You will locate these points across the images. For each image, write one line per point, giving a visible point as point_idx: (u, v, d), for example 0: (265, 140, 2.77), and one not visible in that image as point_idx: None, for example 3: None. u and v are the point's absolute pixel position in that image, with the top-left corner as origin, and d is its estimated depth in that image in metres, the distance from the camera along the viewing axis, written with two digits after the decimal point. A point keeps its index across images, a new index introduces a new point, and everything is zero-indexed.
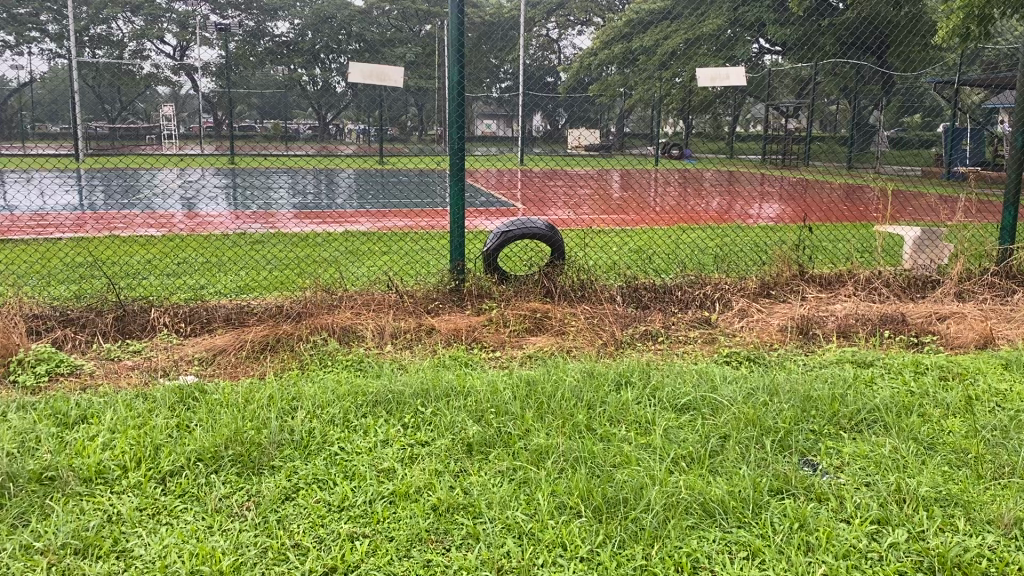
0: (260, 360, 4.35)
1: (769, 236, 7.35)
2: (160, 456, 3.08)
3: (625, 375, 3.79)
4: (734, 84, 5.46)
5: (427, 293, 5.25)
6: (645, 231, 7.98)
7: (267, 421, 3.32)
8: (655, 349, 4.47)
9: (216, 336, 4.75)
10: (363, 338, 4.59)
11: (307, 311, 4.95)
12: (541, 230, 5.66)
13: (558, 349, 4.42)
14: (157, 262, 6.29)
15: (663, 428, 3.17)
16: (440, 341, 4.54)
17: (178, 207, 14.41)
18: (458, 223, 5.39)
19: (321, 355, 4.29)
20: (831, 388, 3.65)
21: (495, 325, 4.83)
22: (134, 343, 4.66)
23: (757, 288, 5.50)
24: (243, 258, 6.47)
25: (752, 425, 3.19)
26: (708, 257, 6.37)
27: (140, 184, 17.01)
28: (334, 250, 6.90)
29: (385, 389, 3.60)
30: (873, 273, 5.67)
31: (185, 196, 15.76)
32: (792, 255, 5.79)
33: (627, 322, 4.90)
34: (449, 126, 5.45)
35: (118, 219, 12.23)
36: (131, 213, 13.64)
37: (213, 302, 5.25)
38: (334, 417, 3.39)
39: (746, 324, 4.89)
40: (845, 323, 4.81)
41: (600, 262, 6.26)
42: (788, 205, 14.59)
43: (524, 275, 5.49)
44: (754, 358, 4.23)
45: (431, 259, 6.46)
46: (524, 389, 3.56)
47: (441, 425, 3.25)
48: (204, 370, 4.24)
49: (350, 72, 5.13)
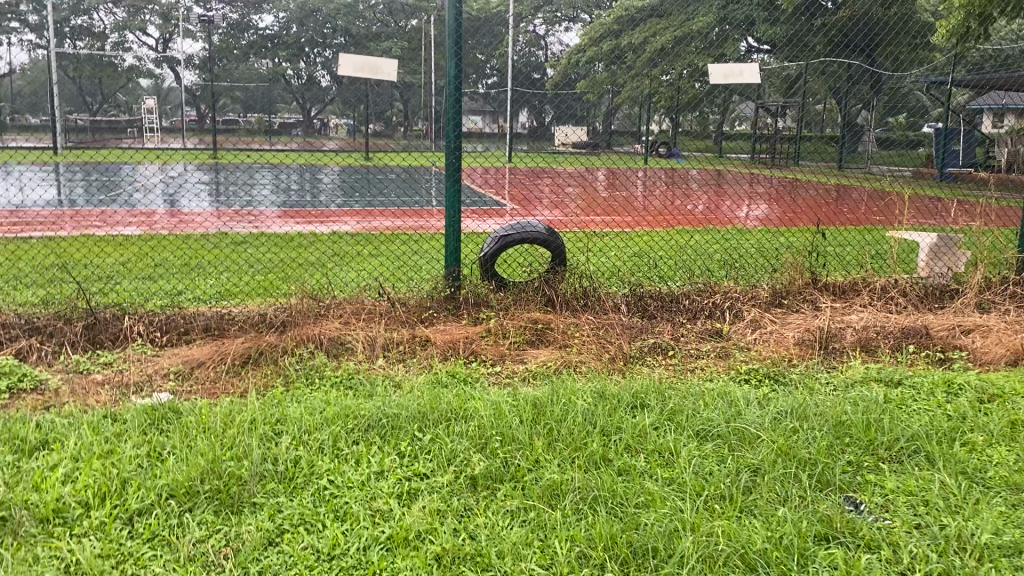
0: (242, 375, 4.01)
1: (776, 240, 7.08)
2: (126, 492, 2.75)
3: (641, 397, 3.49)
4: (748, 81, 5.17)
5: (420, 301, 4.92)
6: (643, 233, 7.69)
7: (248, 450, 2.99)
8: (667, 365, 4.18)
9: (195, 347, 4.42)
10: (353, 351, 4.28)
11: (292, 320, 4.62)
12: (541, 234, 5.34)
13: (563, 365, 4.11)
14: (132, 264, 5.92)
15: (689, 459, 2.89)
16: (436, 355, 4.24)
17: (160, 204, 14.06)
18: (454, 225, 5.07)
19: (307, 370, 3.96)
20: (864, 413, 3.38)
21: (495, 337, 4.52)
22: (105, 355, 4.33)
23: (769, 296, 5.22)
24: (224, 260, 6.12)
25: (787, 458, 2.91)
26: (715, 263, 6.09)
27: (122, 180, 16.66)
28: (320, 252, 6.56)
29: (379, 412, 3.27)
30: (889, 281, 5.40)
31: (167, 192, 15.42)
32: (805, 262, 5.51)
33: (635, 334, 4.61)
34: (446, 122, 5.09)
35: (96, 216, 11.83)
36: (112, 209, 13.27)
37: (192, 309, 4.90)
38: (322, 444, 3.07)
39: (761, 337, 4.61)
40: (865, 336, 4.54)
41: (601, 267, 5.97)
42: (778, 205, 14.33)
43: (523, 282, 5.18)
44: (776, 376, 3.95)
45: (423, 262, 6.14)
46: (534, 412, 3.27)
47: (444, 455, 2.95)
48: (180, 386, 3.92)
49: (340, 64, 4.80)
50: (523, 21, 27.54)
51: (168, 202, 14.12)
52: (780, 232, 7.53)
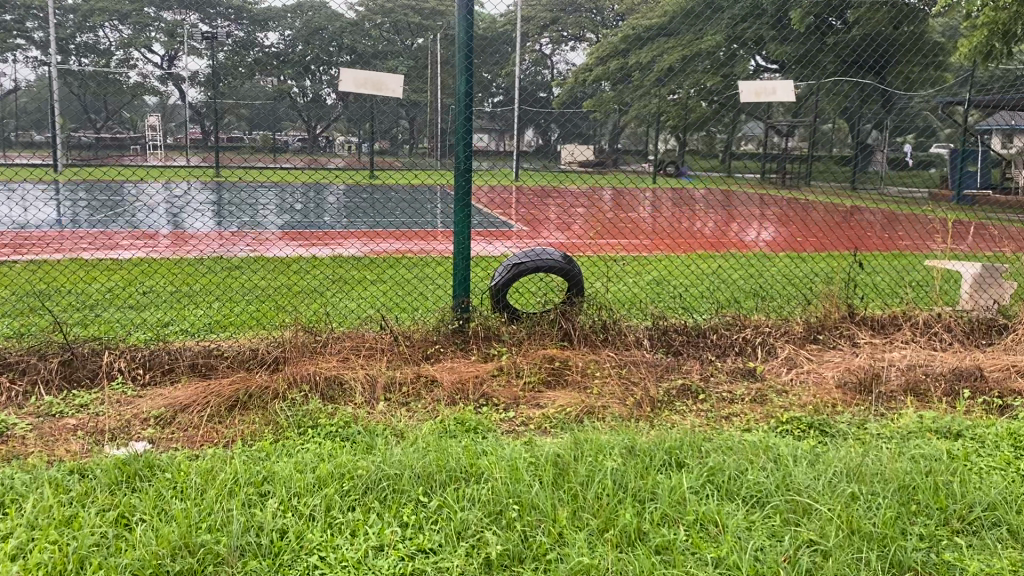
0: (228, 421, 3.63)
1: (800, 268, 6.71)
2: (83, 573, 2.36)
3: (675, 454, 3.11)
4: (781, 99, 4.82)
5: (424, 334, 4.54)
6: (659, 258, 7.33)
7: (228, 519, 2.61)
8: (699, 412, 3.79)
9: (178, 387, 4.05)
10: (352, 393, 3.89)
11: (285, 357, 4.24)
12: (557, 263, 4.95)
13: (583, 411, 3.71)
14: (118, 292, 5.57)
15: (735, 534, 2.53)
16: (443, 398, 3.85)
17: (164, 224, 13.71)
18: (462, 252, 4.70)
19: (299, 416, 3.57)
20: (929, 473, 2.99)
21: (507, 377, 4.13)
22: (81, 396, 3.95)
23: (803, 331, 4.83)
24: (217, 288, 5.76)
25: (850, 533, 2.53)
26: (740, 292, 5.70)
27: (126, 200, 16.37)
28: (318, 279, 6.18)
29: (379, 472, 2.89)
30: (931, 315, 5.02)
31: (171, 211, 15.08)
32: (841, 293, 5.12)
33: (660, 374, 4.22)
34: (455, 141, 4.72)
35: (97, 237, 11.49)
36: (116, 230, 12.91)
37: (177, 343, 4.52)
38: (313, 511, 2.69)
39: (797, 378, 4.23)
40: (912, 377, 4.14)
41: (619, 296, 5.60)
42: (787, 228, 13.93)
43: (537, 314, 4.79)
44: (822, 426, 3.56)
45: (429, 290, 5.78)
46: (555, 473, 2.91)
47: (452, 526, 2.59)
48: (159, 433, 3.55)
49: (341, 80, 4.44)
50: (531, 39, 27.39)
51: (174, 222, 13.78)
52: (805, 258, 7.15)
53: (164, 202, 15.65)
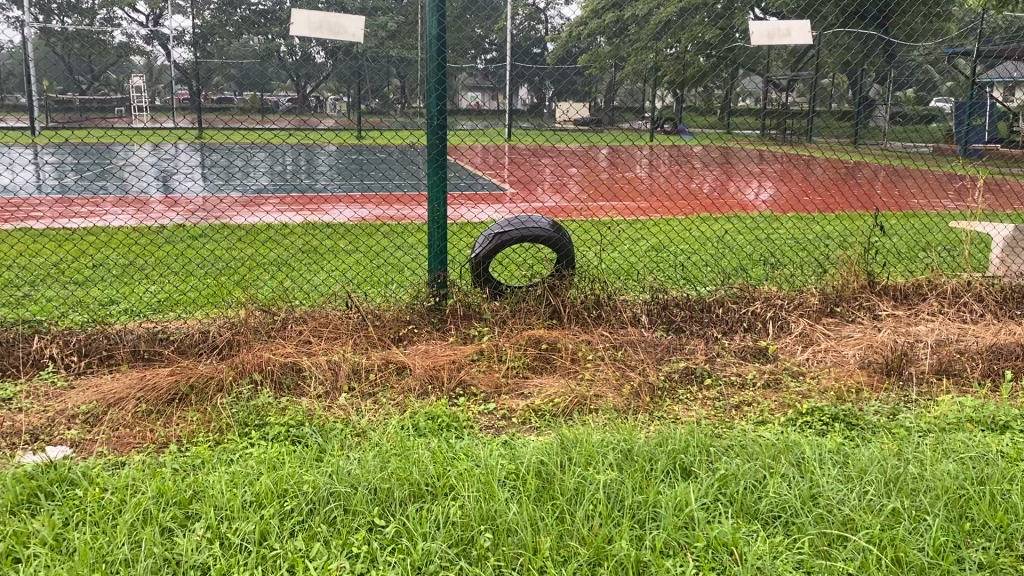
0: (164, 421, 3.14)
1: (811, 230, 6.22)
2: None
3: (679, 458, 2.63)
4: (795, 43, 4.29)
5: (396, 314, 4.05)
6: (657, 221, 6.84)
7: (140, 555, 2.14)
8: (704, 401, 3.33)
9: (115, 377, 3.56)
10: (310, 383, 3.41)
11: (238, 342, 3.76)
12: (545, 231, 4.43)
13: (573, 402, 3.24)
14: (64, 266, 5.07)
15: (756, 566, 2.06)
16: (414, 388, 3.38)
17: (151, 188, 13.17)
18: (438, 219, 4.19)
19: (245, 413, 3.09)
20: (981, 480, 2.52)
21: (488, 362, 3.65)
22: (4, 386, 3.47)
23: (820, 304, 4.35)
24: (173, 260, 5.25)
25: (894, 566, 2.08)
26: (748, 260, 5.22)
27: (114, 162, 15.77)
28: (287, 248, 5.69)
29: (328, 488, 2.42)
30: (961, 283, 4.53)
31: (160, 174, 14.51)
32: (861, 260, 4.63)
33: (660, 356, 3.76)
34: (426, 95, 4.18)
35: (78, 203, 10.96)
36: (101, 195, 12.37)
37: (117, 325, 4.02)
38: (244, 542, 2.23)
39: (813, 358, 3.78)
40: (945, 356, 3.67)
41: (613, 265, 5.12)
42: (785, 187, 13.41)
43: (523, 288, 4.30)
44: (847, 418, 3.08)
45: (407, 261, 5.30)
46: (538, 486, 2.45)
47: (411, 559, 2.12)
48: (85, 435, 3.07)
49: (295, 23, 3.95)
50: None
51: (158, 186, 13.30)
52: (815, 220, 6.66)
53: (153, 165, 15.06)
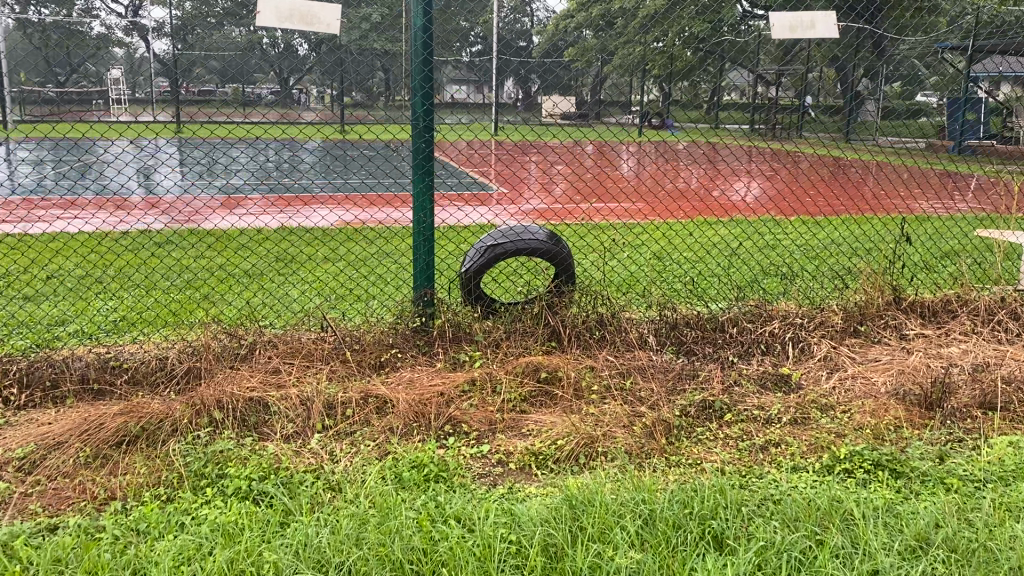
0: (108, 469, 2.72)
1: (820, 236, 5.88)
2: None
3: (709, 523, 2.25)
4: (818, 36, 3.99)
5: (377, 336, 3.65)
6: (655, 225, 6.46)
7: None
8: (726, 441, 2.95)
9: (58, 412, 3.12)
10: (278, 423, 3.00)
11: (199, 371, 3.34)
12: (542, 243, 4.02)
13: (579, 445, 2.85)
14: (13, 278, 4.64)
15: None
16: (397, 428, 2.98)
17: (127, 186, 12.67)
18: (423, 231, 3.77)
19: (203, 462, 2.68)
20: None
21: (481, 395, 3.25)
22: None
23: (843, 322, 3.98)
24: (135, 271, 4.83)
25: None
26: (759, 271, 4.86)
27: (90, 157, 15.24)
28: (260, 256, 5.27)
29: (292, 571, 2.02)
30: (996, 299, 4.17)
31: (138, 169, 14.01)
32: (885, 273, 4.26)
33: (672, 386, 3.37)
34: (411, 93, 3.75)
35: (48, 203, 10.47)
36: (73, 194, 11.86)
37: (65, 348, 3.58)
38: None
39: (842, 387, 3.41)
40: (990, 384, 3.30)
41: (615, 278, 4.74)
42: (775, 184, 13.09)
43: (518, 305, 3.90)
44: (893, 465, 2.70)
45: (390, 273, 4.90)
46: (544, 566, 2.06)
47: None
48: (16, 487, 2.64)
49: (261, 12, 3.48)
50: None
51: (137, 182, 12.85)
52: (823, 225, 6.32)
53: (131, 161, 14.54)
